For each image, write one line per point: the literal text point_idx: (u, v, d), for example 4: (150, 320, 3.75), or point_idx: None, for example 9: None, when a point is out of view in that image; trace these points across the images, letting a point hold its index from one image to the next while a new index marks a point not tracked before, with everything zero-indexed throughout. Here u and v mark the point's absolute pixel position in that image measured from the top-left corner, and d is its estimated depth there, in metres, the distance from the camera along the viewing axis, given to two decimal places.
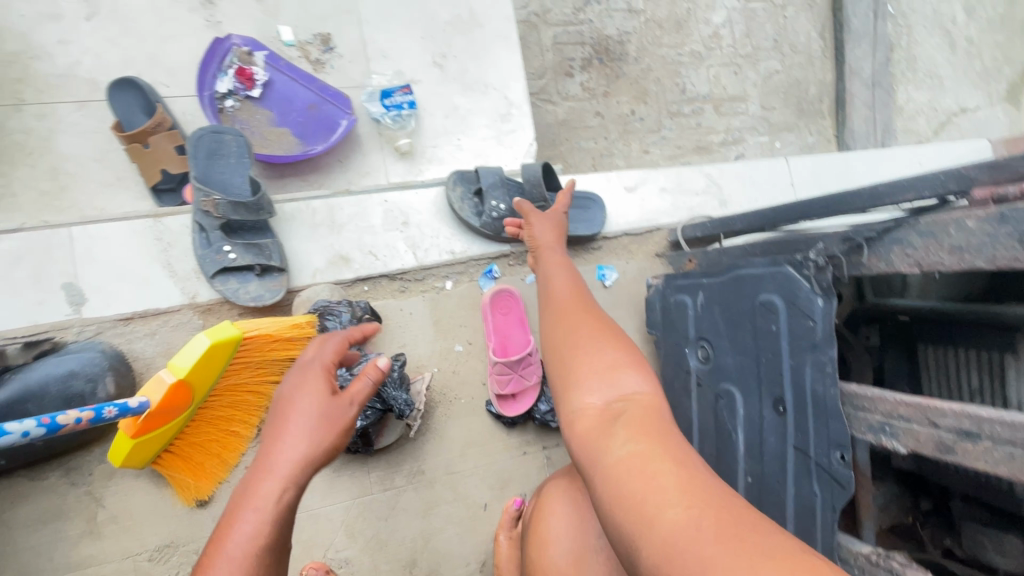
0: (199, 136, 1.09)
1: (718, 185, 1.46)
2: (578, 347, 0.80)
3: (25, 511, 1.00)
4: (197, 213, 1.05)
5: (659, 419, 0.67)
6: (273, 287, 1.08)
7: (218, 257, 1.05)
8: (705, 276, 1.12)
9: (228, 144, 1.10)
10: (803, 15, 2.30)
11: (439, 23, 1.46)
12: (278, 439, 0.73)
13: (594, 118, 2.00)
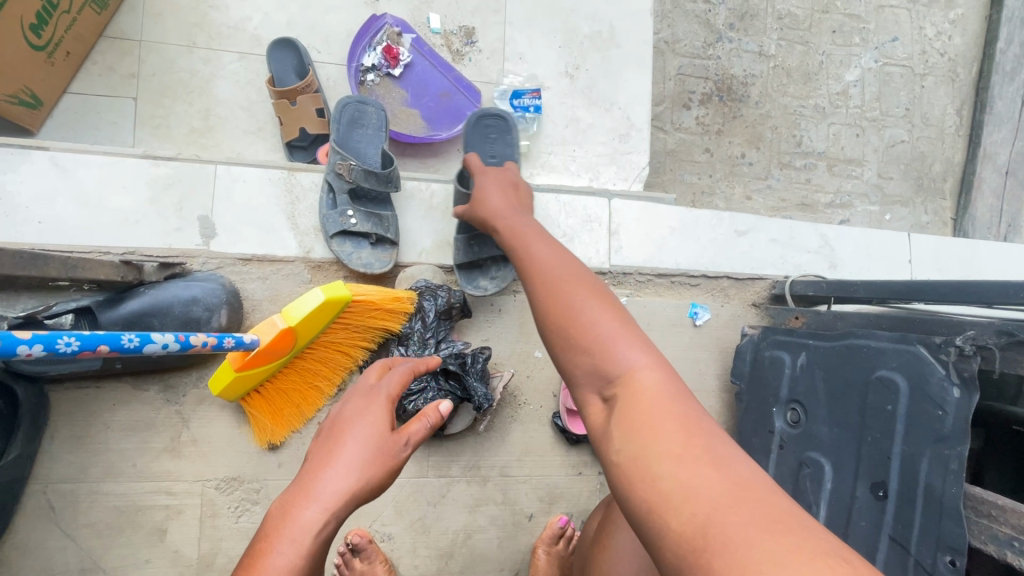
0: (345, 103, 1.15)
1: (831, 247, 1.40)
2: (552, 327, 0.71)
3: (122, 416, 1.08)
4: (329, 173, 1.09)
5: (650, 398, 0.59)
6: (383, 258, 1.12)
7: (339, 222, 1.08)
8: (812, 337, 1.06)
9: (370, 115, 1.16)
10: (942, 87, 2.18)
11: (579, 36, 1.48)
12: (320, 468, 0.64)
13: (702, 154, 1.97)
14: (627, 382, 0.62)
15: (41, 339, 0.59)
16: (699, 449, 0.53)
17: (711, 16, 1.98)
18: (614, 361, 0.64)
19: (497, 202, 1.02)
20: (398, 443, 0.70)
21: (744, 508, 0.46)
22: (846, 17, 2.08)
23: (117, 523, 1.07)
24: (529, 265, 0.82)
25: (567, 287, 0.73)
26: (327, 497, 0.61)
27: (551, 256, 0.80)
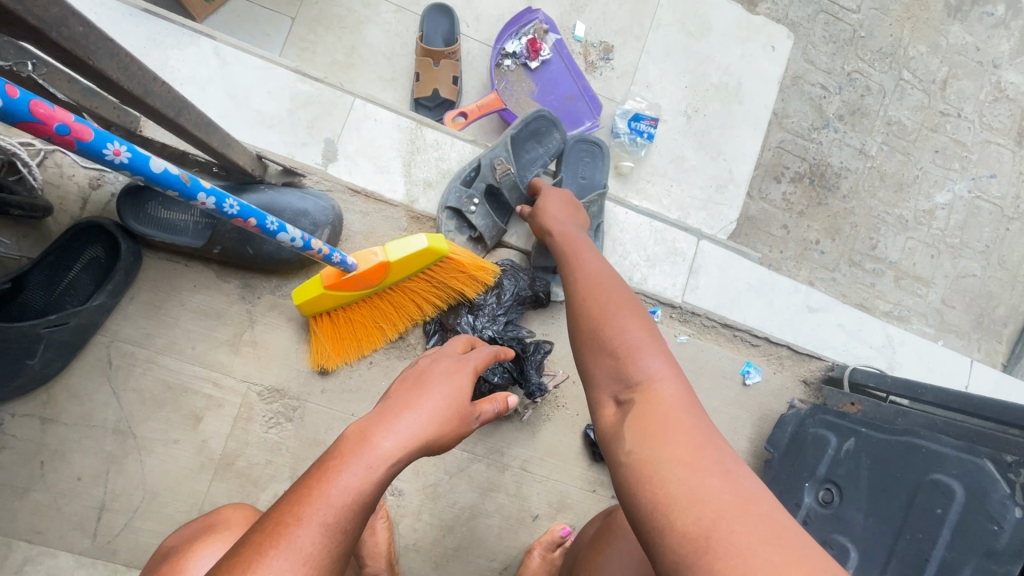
0: (540, 116, 1.22)
1: (893, 349, 1.41)
2: (584, 330, 0.75)
3: (197, 300, 1.12)
4: (486, 159, 1.15)
5: (666, 407, 0.62)
6: (469, 254, 1.17)
7: (463, 200, 1.13)
8: (865, 426, 1.07)
9: (550, 139, 1.24)
10: None
11: (706, 83, 1.53)
12: (402, 412, 0.63)
13: (779, 229, 1.99)
14: (647, 393, 0.64)
15: (215, 197, 0.64)
16: (708, 466, 0.55)
17: (825, 103, 2.02)
18: (635, 371, 0.67)
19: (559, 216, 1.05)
20: (471, 415, 0.70)
21: (747, 519, 0.49)
22: (953, 141, 2.11)
23: (161, 397, 1.10)
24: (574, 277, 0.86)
25: (606, 299, 0.77)
26: (406, 436, 0.61)
27: (593, 275, 0.85)
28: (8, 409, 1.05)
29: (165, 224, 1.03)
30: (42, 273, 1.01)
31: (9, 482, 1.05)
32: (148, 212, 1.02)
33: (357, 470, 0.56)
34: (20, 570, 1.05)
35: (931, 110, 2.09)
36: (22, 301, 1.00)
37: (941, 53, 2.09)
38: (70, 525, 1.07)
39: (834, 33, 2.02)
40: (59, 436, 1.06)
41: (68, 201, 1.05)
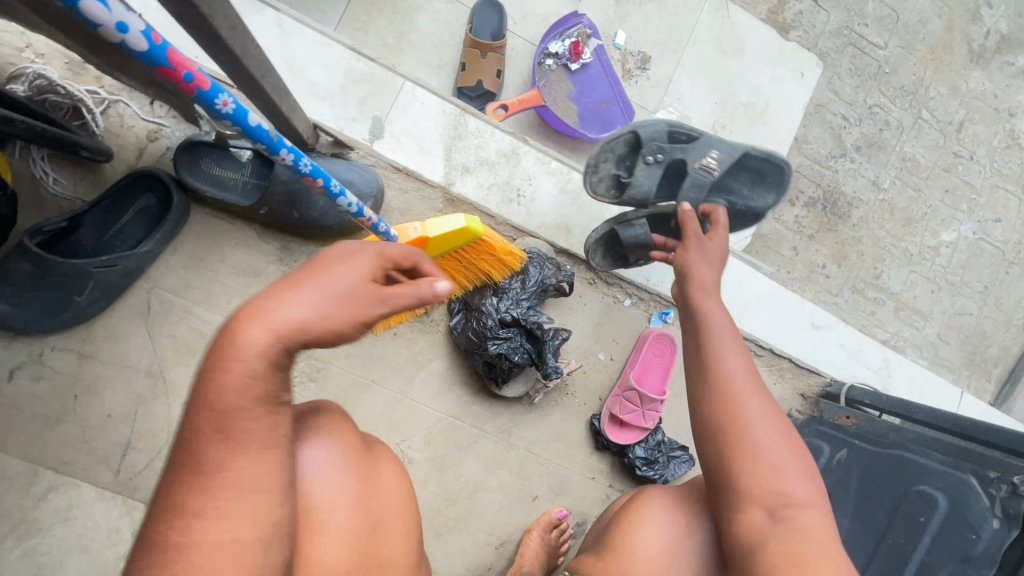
0: (785, 172, 1.05)
1: (889, 372, 1.47)
2: (732, 417, 0.73)
3: (236, 257, 1.16)
4: (704, 141, 1.02)
5: (817, 525, 0.66)
6: (598, 187, 1.08)
7: (650, 144, 1.01)
8: (870, 444, 1.10)
9: (760, 193, 1.07)
10: None
11: (735, 101, 1.59)
12: (282, 293, 0.54)
13: (788, 250, 2.05)
14: (798, 513, 0.66)
15: (292, 155, 0.69)
16: None
17: (844, 133, 2.08)
18: (786, 483, 0.69)
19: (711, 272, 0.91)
20: (378, 302, 0.57)
21: None
22: (962, 182, 2.18)
23: (193, 345, 1.15)
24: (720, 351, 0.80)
25: (756, 394, 0.75)
26: (281, 325, 0.52)
27: (734, 363, 0.78)
28: (48, 343, 1.10)
29: (215, 180, 1.09)
30: (97, 215, 1.06)
31: (42, 411, 1.09)
32: (200, 166, 1.08)
33: (237, 373, 0.50)
34: (43, 496, 1.10)
35: (944, 151, 2.15)
36: (76, 239, 1.05)
37: (959, 97, 2.16)
38: (96, 459, 1.12)
39: (860, 66, 2.08)
40: (94, 372, 1.11)
41: (126, 150, 1.10)
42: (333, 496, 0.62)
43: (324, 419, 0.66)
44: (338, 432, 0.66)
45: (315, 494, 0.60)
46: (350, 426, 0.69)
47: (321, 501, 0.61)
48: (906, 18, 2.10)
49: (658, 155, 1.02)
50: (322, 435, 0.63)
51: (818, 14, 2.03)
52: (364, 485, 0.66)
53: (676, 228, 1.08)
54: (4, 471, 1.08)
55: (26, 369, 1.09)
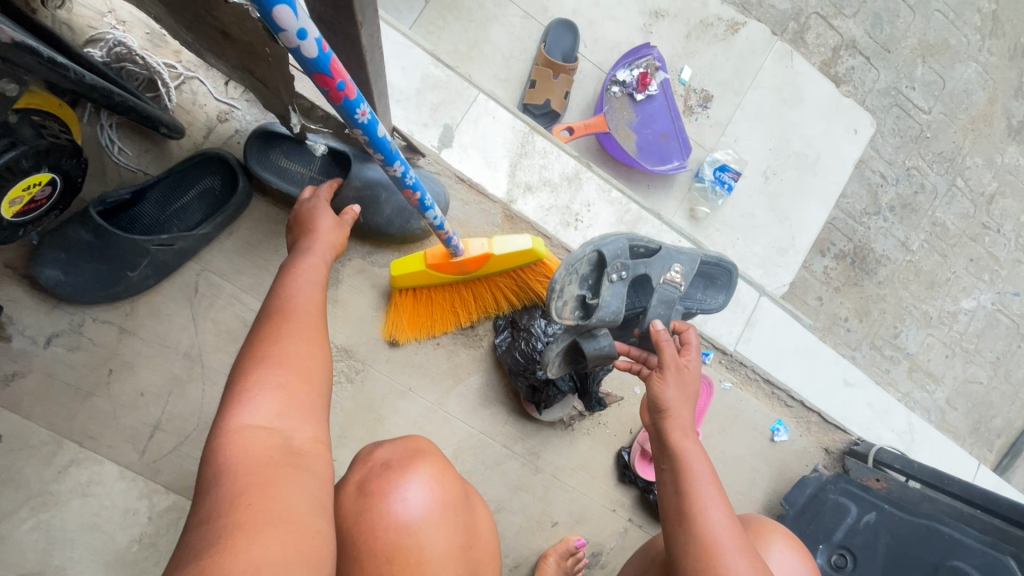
0: (729, 272, 1.04)
1: (911, 437, 1.48)
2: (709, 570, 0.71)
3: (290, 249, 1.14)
4: (665, 254, 0.92)
5: None
6: (563, 308, 0.86)
7: (614, 263, 0.88)
8: (909, 513, 1.12)
9: (714, 298, 1.04)
10: None
11: (789, 150, 1.59)
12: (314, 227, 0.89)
13: (813, 300, 2.07)
14: None
15: (404, 169, 0.69)
16: None
17: (880, 191, 2.11)
18: None
19: (681, 403, 0.83)
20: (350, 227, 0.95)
21: None
22: (987, 253, 2.20)
23: (235, 333, 1.13)
24: (701, 504, 0.74)
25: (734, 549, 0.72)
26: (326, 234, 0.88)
27: (716, 516, 0.73)
28: (91, 313, 1.07)
29: (278, 172, 1.07)
30: (158, 191, 1.05)
31: (74, 382, 1.07)
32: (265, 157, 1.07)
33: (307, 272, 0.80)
34: (63, 469, 1.07)
35: (974, 220, 2.18)
36: (134, 213, 1.04)
37: (994, 169, 2.19)
38: (122, 437, 1.09)
39: (903, 128, 2.10)
40: (133, 348, 1.09)
41: (196, 127, 1.09)
42: (439, 545, 0.76)
43: (430, 460, 0.84)
44: (446, 480, 0.83)
45: (425, 535, 0.76)
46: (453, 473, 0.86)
47: (428, 546, 0.76)
48: (953, 86, 2.13)
49: (623, 274, 0.88)
50: (429, 478, 0.81)
51: (869, 71, 2.05)
52: (466, 538, 0.80)
53: (643, 340, 0.95)
54: (28, 439, 1.05)
55: (64, 337, 1.06)
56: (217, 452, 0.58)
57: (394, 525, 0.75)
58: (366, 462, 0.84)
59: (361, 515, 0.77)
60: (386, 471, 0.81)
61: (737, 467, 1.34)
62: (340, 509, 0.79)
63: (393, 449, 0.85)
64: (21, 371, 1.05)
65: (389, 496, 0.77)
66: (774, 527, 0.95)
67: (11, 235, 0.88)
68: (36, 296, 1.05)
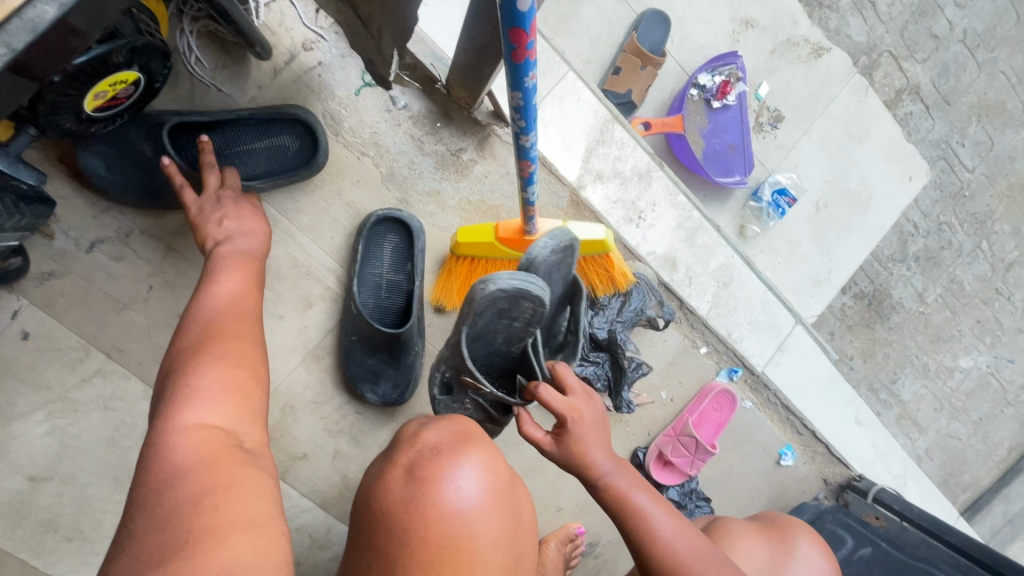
0: (493, 296, 0.76)
1: (903, 481, 1.54)
2: None
3: (353, 195, 1.10)
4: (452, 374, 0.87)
5: None
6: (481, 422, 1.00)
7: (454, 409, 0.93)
8: (905, 554, 1.19)
9: (526, 309, 0.78)
10: (1009, 423, 2.16)
11: (845, 185, 1.58)
12: (236, 227, 0.89)
13: (824, 333, 2.03)
14: None
15: (535, 140, 0.67)
16: None
17: (909, 240, 2.07)
18: None
19: (601, 456, 0.77)
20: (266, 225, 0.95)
21: None
22: (993, 318, 2.13)
23: (282, 270, 1.09)
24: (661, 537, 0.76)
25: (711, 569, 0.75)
26: (249, 238, 0.89)
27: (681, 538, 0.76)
28: (139, 225, 1.03)
29: (376, 250, 1.10)
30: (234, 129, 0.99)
31: (112, 292, 1.03)
32: (386, 233, 1.11)
33: (229, 279, 0.82)
34: (87, 379, 1.04)
35: (988, 284, 2.12)
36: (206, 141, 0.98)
37: (1018, 239, 2.14)
38: (152, 356, 1.06)
39: (945, 182, 2.08)
40: (177, 268, 1.05)
41: (279, 51, 1.05)
42: (490, 536, 0.68)
43: (482, 443, 0.74)
44: (498, 467, 0.73)
45: (479, 523, 0.67)
46: (507, 469, 0.75)
47: (482, 535, 0.67)
48: (999, 149, 2.11)
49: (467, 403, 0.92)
50: (482, 463, 0.71)
51: (926, 120, 2.04)
52: (514, 526, 0.72)
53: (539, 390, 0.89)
54: (56, 342, 1.02)
55: (109, 245, 1.02)
56: (150, 476, 0.54)
57: (445, 514, 0.66)
58: (413, 445, 0.73)
59: (410, 502, 0.67)
60: (436, 456, 0.70)
61: (742, 484, 1.36)
62: (386, 492, 0.69)
63: (440, 431, 0.74)
64: (58, 272, 1.01)
65: (440, 484, 0.67)
66: (800, 524, 1.01)
67: (84, 128, 0.83)
68: (85, 196, 1.00)
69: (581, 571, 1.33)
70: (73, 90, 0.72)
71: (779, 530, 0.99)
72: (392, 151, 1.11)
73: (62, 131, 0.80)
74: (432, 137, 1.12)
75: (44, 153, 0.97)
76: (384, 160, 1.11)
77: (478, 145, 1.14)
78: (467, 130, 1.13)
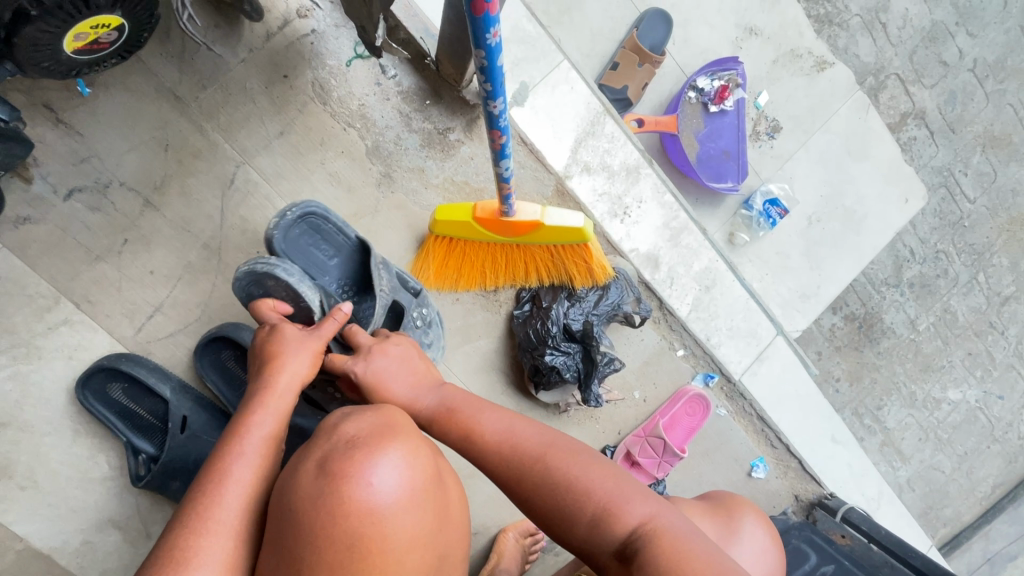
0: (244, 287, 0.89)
1: (875, 505, 1.51)
2: (539, 479, 0.69)
3: (336, 165, 1.10)
4: None
5: (680, 546, 0.61)
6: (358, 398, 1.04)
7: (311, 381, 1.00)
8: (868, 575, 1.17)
9: (274, 289, 0.88)
10: (994, 460, 2.12)
11: (839, 201, 1.57)
12: None
13: (812, 352, 2.00)
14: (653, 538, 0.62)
15: (503, 108, 0.70)
16: None
17: (904, 266, 2.03)
18: (628, 517, 0.65)
19: (403, 387, 0.82)
20: None
21: None
22: (986, 352, 2.08)
23: (260, 236, 1.08)
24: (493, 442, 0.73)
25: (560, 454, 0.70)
26: None
27: (521, 426, 0.74)
28: (118, 177, 1.03)
29: (219, 374, 1.07)
30: (140, 405, 1.05)
31: (86, 243, 1.03)
32: (215, 350, 1.06)
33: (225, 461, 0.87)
34: (54, 327, 1.03)
35: (983, 317, 2.07)
36: (133, 405, 1.05)
37: (1016, 273, 2.08)
38: (121, 310, 1.05)
39: (944, 211, 2.04)
40: (153, 224, 1.05)
41: (274, 15, 1.06)
42: (408, 533, 0.61)
43: (408, 433, 0.66)
44: (425, 458, 0.65)
45: (395, 522, 0.60)
46: (432, 453, 0.68)
47: (398, 533, 0.60)
48: (1003, 182, 2.06)
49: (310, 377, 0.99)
50: (405, 455, 0.63)
51: (930, 146, 2.01)
52: (440, 517, 0.65)
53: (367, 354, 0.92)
54: (26, 287, 1.01)
55: (86, 194, 1.02)
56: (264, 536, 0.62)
57: (356, 510, 0.59)
58: (330, 435, 0.64)
59: (318, 500, 0.59)
60: (351, 449, 0.61)
61: (710, 493, 1.34)
62: (294, 489, 0.61)
63: (361, 420, 0.65)
64: (34, 217, 1.01)
65: (353, 479, 0.59)
66: (744, 503, 0.99)
67: (66, 70, 0.82)
68: (67, 143, 1.00)
69: (540, 568, 1.29)
70: (51, 27, 0.72)
71: (728, 509, 0.97)
72: (379, 125, 1.11)
73: (42, 71, 0.80)
74: (420, 114, 1.12)
75: (30, 98, 0.98)
76: (369, 133, 1.10)
77: (466, 126, 1.14)
78: (455, 110, 1.13)
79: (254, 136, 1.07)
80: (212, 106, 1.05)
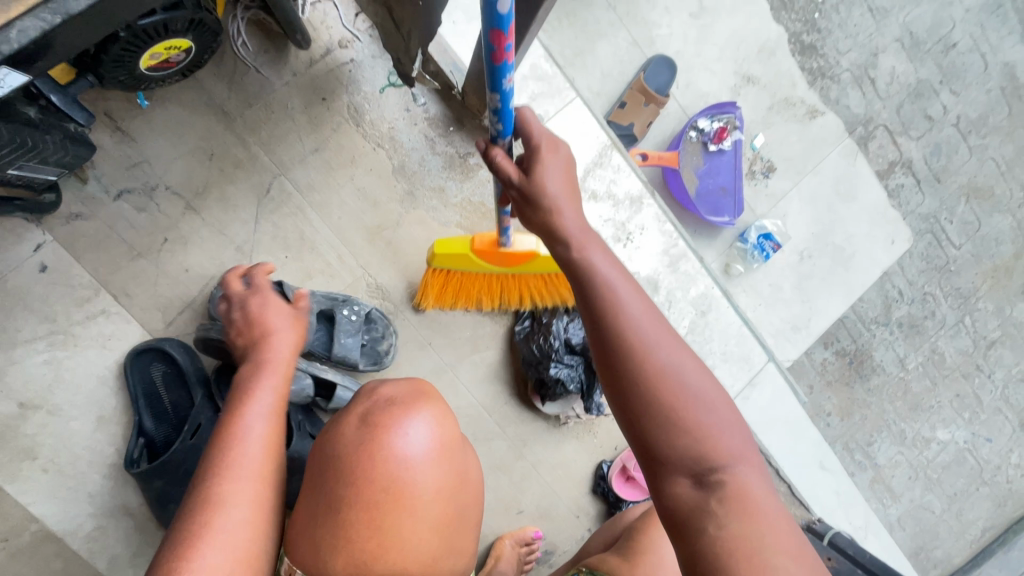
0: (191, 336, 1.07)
1: (864, 534, 1.55)
2: (646, 365, 0.64)
3: (364, 181, 1.19)
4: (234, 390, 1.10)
5: (760, 500, 0.59)
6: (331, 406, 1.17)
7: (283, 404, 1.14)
8: None
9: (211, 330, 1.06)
10: (983, 502, 2.15)
11: (829, 239, 1.67)
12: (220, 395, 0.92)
13: (803, 386, 2.05)
14: (734, 480, 0.60)
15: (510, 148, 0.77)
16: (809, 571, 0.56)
17: (893, 306, 2.11)
18: (719, 449, 0.62)
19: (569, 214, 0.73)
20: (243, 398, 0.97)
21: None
22: (972, 394, 2.14)
23: (290, 242, 1.16)
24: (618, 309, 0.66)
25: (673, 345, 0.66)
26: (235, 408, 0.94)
27: (637, 310, 0.67)
28: (165, 181, 1.12)
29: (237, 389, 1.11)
30: (166, 392, 1.11)
31: (129, 240, 1.11)
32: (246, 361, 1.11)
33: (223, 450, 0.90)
34: (92, 317, 1.10)
35: (969, 359, 2.14)
36: (161, 390, 1.11)
37: (1001, 318, 2.16)
38: (155, 304, 1.12)
39: (931, 255, 2.13)
40: (192, 226, 1.13)
41: (318, 44, 1.17)
42: (433, 485, 0.72)
43: (436, 402, 0.78)
44: (449, 423, 0.77)
45: (421, 474, 0.71)
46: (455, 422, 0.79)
47: (424, 483, 0.71)
48: (987, 231, 2.15)
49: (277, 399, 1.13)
50: (432, 418, 0.75)
51: (916, 194, 2.12)
52: (461, 476, 0.75)
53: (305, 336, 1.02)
54: (70, 278, 1.09)
55: (134, 196, 1.11)
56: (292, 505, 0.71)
57: (390, 458, 0.70)
58: (369, 397, 0.77)
59: (360, 448, 0.71)
60: (390, 407, 0.74)
61: None
62: (337, 439, 0.72)
63: (397, 386, 0.78)
64: (85, 214, 1.09)
65: (391, 433, 0.71)
66: None
67: (136, 84, 0.92)
68: (122, 149, 1.10)
69: None
70: (134, 47, 0.82)
71: None
72: (406, 146, 1.21)
73: (117, 83, 0.89)
74: (444, 139, 1.22)
75: (94, 106, 1.08)
76: (397, 154, 1.20)
77: None
78: (476, 137, 1.24)
79: (291, 150, 1.16)
80: (255, 122, 1.15)
